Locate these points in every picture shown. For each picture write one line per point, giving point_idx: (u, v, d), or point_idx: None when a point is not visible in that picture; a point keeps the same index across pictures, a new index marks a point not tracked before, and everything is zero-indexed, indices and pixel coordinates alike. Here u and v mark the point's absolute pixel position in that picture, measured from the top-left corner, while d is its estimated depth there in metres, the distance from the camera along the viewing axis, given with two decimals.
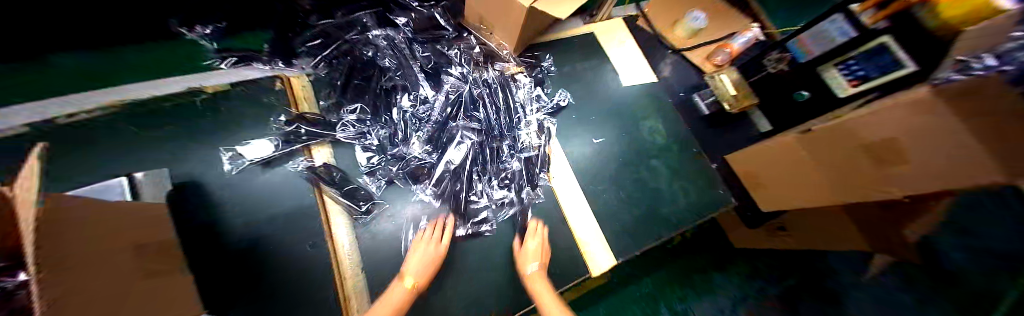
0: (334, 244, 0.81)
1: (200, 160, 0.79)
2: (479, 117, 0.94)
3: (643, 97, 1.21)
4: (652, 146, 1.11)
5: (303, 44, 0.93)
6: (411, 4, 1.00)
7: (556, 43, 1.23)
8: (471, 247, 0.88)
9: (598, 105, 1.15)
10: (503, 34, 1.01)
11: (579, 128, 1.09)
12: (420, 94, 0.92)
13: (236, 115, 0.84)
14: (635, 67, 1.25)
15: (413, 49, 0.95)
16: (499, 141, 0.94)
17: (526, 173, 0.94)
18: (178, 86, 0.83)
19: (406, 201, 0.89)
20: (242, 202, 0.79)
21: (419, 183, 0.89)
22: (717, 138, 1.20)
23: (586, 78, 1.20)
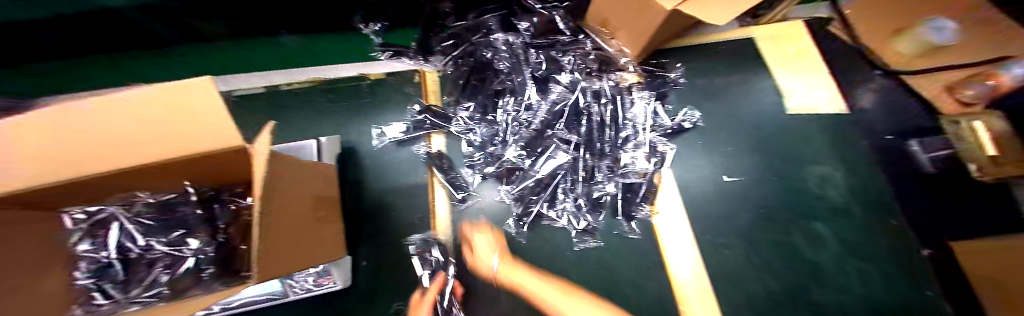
0: (436, 223, 0.92)
1: (355, 133, 0.99)
2: (581, 129, 0.86)
3: (811, 133, 0.90)
4: (818, 202, 0.82)
5: (440, 43, 1.04)
6: (536, 7, 1.00)
7: (691, 50, 1.02)
8: (549, 263, 0.81)
9: (738, 135, 0.91)
10: (626, 38, 0.91)
11: (705, 160, 0.88)
12: (524, 100, 0.90)
13: (384, 98, 1.02)
14: (805, 93, 0.95)
15: (527, 53, 0.94)
16: (597, 160, 0.84)
17: (624, 202, 0.83)
18: (352, 71, 1.06)
19: (495, 199, 0.91)
20: (375, 171, 0.96)
21: (506, 182, 0.88)
22: (945, 207, 0.80)
23: (726, 95, 0.97)
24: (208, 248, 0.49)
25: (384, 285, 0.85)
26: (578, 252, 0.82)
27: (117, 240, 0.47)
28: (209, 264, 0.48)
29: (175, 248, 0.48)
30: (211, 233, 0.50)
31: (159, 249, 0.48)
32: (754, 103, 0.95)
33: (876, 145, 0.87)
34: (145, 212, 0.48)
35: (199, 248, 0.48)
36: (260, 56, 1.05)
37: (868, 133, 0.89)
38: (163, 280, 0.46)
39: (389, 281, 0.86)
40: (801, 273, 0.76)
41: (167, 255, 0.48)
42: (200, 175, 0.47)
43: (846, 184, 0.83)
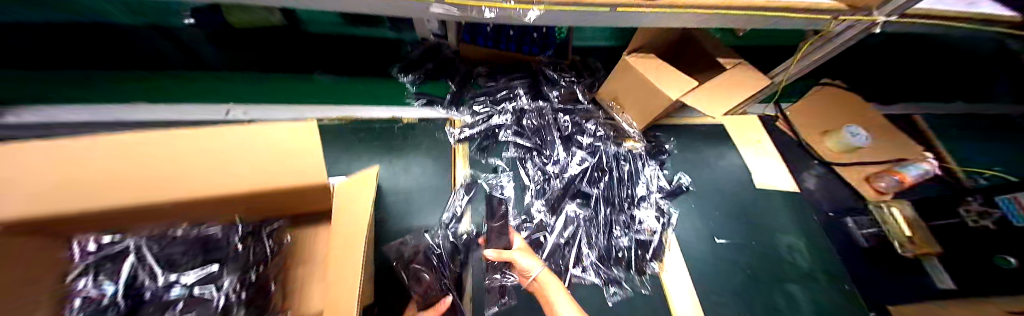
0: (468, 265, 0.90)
1: (386, 170, 1.03)
2: (600, 185, 0.99)
3: (776, 206, 1.10)
4: (791, 266, 0.97)
5: (472, 97, 1.19)
6: (557, 79, 1.19)
7: (678, 127, 1.26)
8: None
9: (722, 201, 1.09)
10: (635, 113, 1.10)
11: (700, 222, 1.04)
12: (552, 157, 1.05)
13: (415, 142, 1.10)
14: (767, 171, 1.17)
15: (556, 116, 1.12)
16: (616, 214, 0.96)
17: (635, 259, 0.92)
18: (390, 111, 1.14)
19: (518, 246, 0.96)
20: (400, 211, 0.97)
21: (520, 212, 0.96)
22: (885, 275, 0.98)
23: (709, 165, 1.17)
24: (238, 287, 0.50)
25: None
26: (612, 299, 0.87)
27: (134, 271, 0.47)
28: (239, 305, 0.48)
29: (204, 284, 0.48)
30: (237, 275, 0.51)
31: (181, 289, 0.47)
32: (735, 175, 1.16)
33: (824, 221, 1.08)
34: (171, 243, 0.51)
35: (225, 293, 0.48)
36: (293, 89, 1.12)
37: (817, 210, 1.10)
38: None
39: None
40: None
41: (186, 294, 0.47)
42: (261, 186, 0.47)
43: (808, 250, 1.01)
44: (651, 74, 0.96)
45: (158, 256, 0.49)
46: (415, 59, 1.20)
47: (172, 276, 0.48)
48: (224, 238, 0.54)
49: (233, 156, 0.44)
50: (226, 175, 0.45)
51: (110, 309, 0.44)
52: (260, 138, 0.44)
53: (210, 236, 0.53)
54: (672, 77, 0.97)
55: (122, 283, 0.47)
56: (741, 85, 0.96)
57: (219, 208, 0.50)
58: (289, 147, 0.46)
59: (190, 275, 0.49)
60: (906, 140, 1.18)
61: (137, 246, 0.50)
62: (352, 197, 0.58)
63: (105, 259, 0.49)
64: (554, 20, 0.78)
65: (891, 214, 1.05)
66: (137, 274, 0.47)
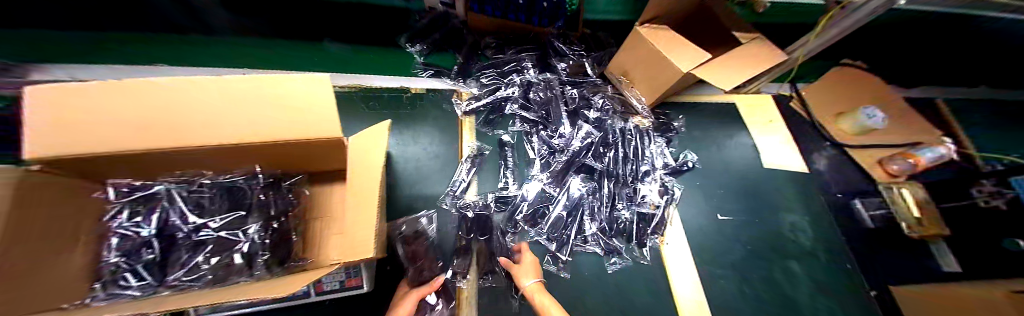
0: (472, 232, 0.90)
1: (395, 138, 1.05)
2: (605, 160, 1.00)
3: (782, 185, 1.09)
4: (793, 245, 0.98)
5: (480, 69, 1.18)
6: (565, 52, 1.18)
7: (688, 105, 1.24)
8: (560, 265, 0.89)
9: (728, 179, 1.09)
10: (644, 89, 1.08)
11: (704, 199, 1.04)
12: (558, 131, 1.05)
13: (423, 112, 1.12)
14: (776, 152, 1.16)
15: (563, 89, 1.12)
16: (620, 188, 0.97)
17: (637, 232, 0.93)
18: (398, 82, 1.15)
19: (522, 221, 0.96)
20: (408, 176, 1.00)
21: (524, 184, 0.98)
22: (888, 257, 0.98)
23: (717, 143, 1.16)
24: (260, 235, 0.53)
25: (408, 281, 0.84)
26: (612, 269, 0.89)
27: (168, 213, 0.52)
28: (263, 251, 0.53)
29: (229, 231, 0.52)
30: (262, 221, 0.54)
31: (211, 232, 0.52)
32: (743, 155, 1.14)
33: (831, 202, 1.07)
34: (199, 190, 0.55)
35: (251, 238, 0.52)
36: (304, 57, 1.14)
37: (824, 191, 1.09)
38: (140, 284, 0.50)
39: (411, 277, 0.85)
40: (779, 301, 0.89)
41: (214, 236, 0.51)
42: (279, 137, 0.49)
43: (810, 228, 1.02)
44: (664, 46, 0.94)
45: (187, 200, 0.53)
46: (423, 28, 1.18)
47: (202, 219, 0.52)
48: (248, 187, 0.57)
49: (255, 106, 0.47)
50: (249, 123, 0.47)
51: (153, 248, 0.51)
52: (280, 89, 0.47)
53: (234, 186, 0.56)
54: (686, 49, 0.94)
55: (155, 223, 0.51)
56: (753, 61, 0.94)
57: (242, 155, 0.53)
58: (306, 98, 0.49)
59: (216, 220, 0.52)
60: (926, 123, 1.15)
61: (168, 192, 0.54)
62: (366, 155, 0.63)
63: (138, 202, 0.53)
64: None
65: (902, 196, 1.04)
66: (170, 216, 0.52)
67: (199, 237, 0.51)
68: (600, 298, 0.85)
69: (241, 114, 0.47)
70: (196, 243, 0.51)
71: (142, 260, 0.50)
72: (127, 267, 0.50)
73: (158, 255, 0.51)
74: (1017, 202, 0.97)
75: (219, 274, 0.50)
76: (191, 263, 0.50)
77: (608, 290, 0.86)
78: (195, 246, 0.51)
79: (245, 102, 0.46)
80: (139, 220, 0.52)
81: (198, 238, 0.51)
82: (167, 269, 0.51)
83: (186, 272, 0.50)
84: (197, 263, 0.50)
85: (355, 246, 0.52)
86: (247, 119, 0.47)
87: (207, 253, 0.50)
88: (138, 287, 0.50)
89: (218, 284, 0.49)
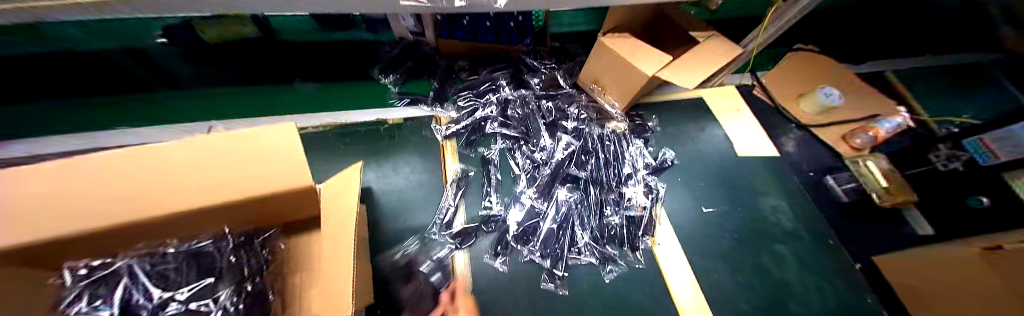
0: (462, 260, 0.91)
1: (375, 172, 1.03)
2: (587, 167, 1.01)
3: (759, 170, 1.13)
4: (777, 229, 1.01)
5: (455, 92, 1.19)
6: (537, 67, 1.21)
7: (662, 104, 1.28)
8: (555, 281, 0.87)
9: (708, 172, 1.12)
10: (616, 94, 1.12)
11: (687, 195, 1.06)
12: (539, 144, 1.06)
13: (402, 141, 1.10)
14: (748, 139, 1.20)
15: (539, 103, 1.14)
16: (605, 194, 0.98)
17: (628, 236, 0.94)
18: (373, 114, 1.14)
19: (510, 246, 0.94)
20: (393, 210, 0.98)
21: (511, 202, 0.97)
22: (866, 228, 1.02)
23: (693, 138, 1.20)
24: (233, 302, 0.49)
25: None
26: (608, 277, 0.89)
27: (125, 293, 0.44)
28: None
29: (197, 304, 0.45)
30: (233, 286, 0.50)
31: (174, 307, 0.44)
32: (719, 147, 1.18)
33: (805, 180, 1.12)
34: (162, 262, 0.49)
35: (222, 306, 0.47)
36: (274, 101, 1.11)
37: (798, 171, 1.14)
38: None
39: None
40: (771, 286, 0.91)
41: (181, 311, 0.44)
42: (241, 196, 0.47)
43: (791, 209, 1.05)
44: (626, 52, 0.97)
45: (149, 274, 0.46)
46: (394, 59, 1.19)
47: (165, 294, 0.45)
48: (222, 251, 0.53)
49: (220, 162, 0.47)
50: (214, 181, 0.46)
51: None
52: (245, 142, 0.48)
53: (206, 251, 0.51)
54: (649, 54, 0.98)
55: (107, 308, 0.43)
56: (712, 55, 0.99)
57: (203, 219, 0.50)
58: (275, 149, 0.49)
59: (182, 293, 0.46)
60: (878, 97, 1.23)
61: (127, 267, 0.47)
62: (341, 193, 0.64)
63: (97, 283, 0.46)
64: (522, 6, 0.79)
65: (868, 167, 1.10)
66: (126, 296, 0.44)
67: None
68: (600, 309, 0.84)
69: (209, 171, 0.46)
70: None
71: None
72: None
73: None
74: (974, 163, 1.05)
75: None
76: None
77: (606, 299, 0.85)
78: None
79: (210, 161, 0.47)
80: (98, 304, 0.43)
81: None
82: None
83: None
84: None
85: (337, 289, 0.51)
86: (207, 177, 0.46)
87: None
88: None
89: None
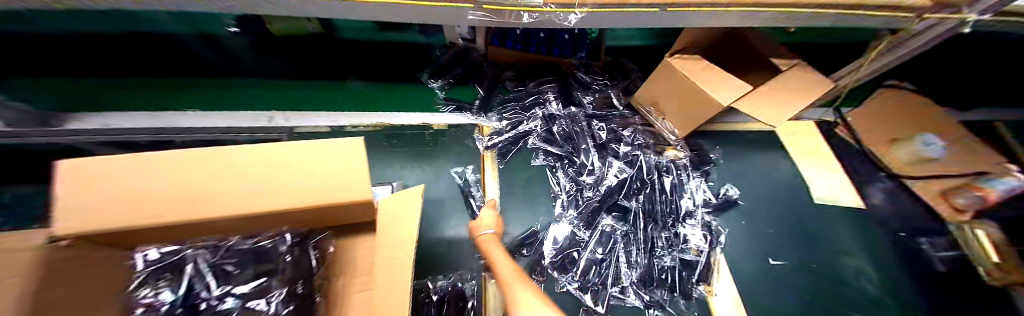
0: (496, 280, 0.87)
1: (416, 178, 1.02)
2: (638, 198, 0.94)
3: (836, 222, 1.00)
4: (855, 292, 0.88)
5: (501, 103, 1.15)
6: (590, 83, 1.16)
7: (722, 134, 1.17)
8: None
9: (773, 217, 1.00)
10: (678, 121, 1.04)
11: (748, 239, 0.95)
12: (587, 166, 1.00)
13: (444, 148, 1.09)
14: (823, 184, 1.07)
15: (591, 124, 1.08)
16: (658, 230, 0.90)
17: (680, 280, 0.85)
18: (419, 117, 1.13)
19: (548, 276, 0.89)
20: (429, 218, 0.96)
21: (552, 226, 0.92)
22: (968, 307, 0.87)
23: (757, 175, 1.09)
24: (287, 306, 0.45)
25: None
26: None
27: (189, 285, 0.43)
28: None
29: (255, 306, 0.43)
30: (287, 289, 0.46)
31: (234, 307, 0.42)
32: (789, 191, 1.05)
33: (892, 240, 0.97)
34: (223, 255, 0.46)
35: (274, 310, 0.43)
36: (327, 96, 1.13)
37: (884, 229, 0.99)
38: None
39: None
40: None
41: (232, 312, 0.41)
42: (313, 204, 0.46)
43: (876, 274, 0.91)
44: (698, 78, 0.89)
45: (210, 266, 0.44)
46: (445, 64, 1.17)
47: (227, 292, 0.43)
48: (279, 247, 0.49)
49: (294, 169, 0.46)
50: (258, 184, 0.46)
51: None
52: (317, 154, 0.46)
53: (263, 246, 0.48)
54: (723, 81, 0.89)
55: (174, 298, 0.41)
56: (795, 92, 0.88)
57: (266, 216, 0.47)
58: (345, 163, 0.47)
59: (240, 291, 0.43)
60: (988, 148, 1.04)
61: (192, 256, 0.45)
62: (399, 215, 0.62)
63: (163, 269, 0.45)
64: (597, 25, 0.73)
65: (976, 236, 0.94)
66: (191, 288, 0.43)
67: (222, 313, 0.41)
68: None
69: (283, 178, 0.46)
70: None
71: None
72: None
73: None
74: None
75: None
76: None
77: None
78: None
79: (285, 169, 0.46)
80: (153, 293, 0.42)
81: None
82: None
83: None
84: None
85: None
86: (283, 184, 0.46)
87: None
88: None
89: None
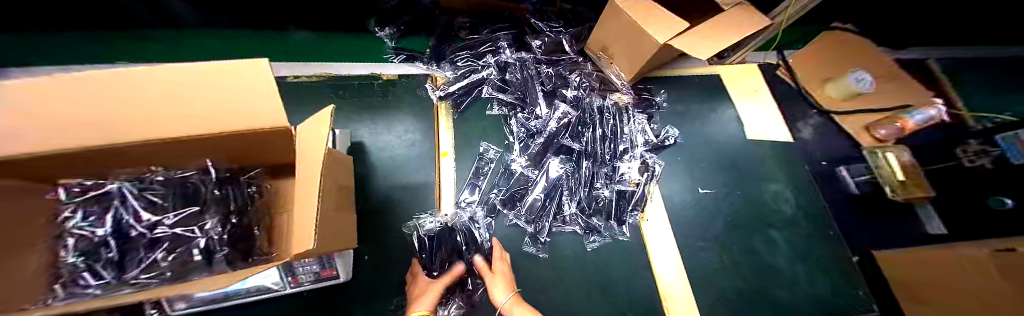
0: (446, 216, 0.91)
1: (368, 128, 1.02)
2: (583, 139, 0.98)
3: (767, 156, 1.08)
4: (775, 214, 0.98)
5: (454, 52, 1.14)
6: (541, 28, 1.15)
7: (673, 79, 1.20)
8: (539, 244, 0.89)
9: (711, 154, 1.07)
10: (625, 65, 1.04)
11: (685, 174, 1.03)
12: (535, 112, 1.02)
13: (396, 99, 1.08)
14: (761, 122, 1.13)
15: (538, 68, 1.09)
16: (598, 167, 0.96)
17: (616, 208, 0.93)
18: (370, 69, 1.12)
19: (499, 214, 0.93)
20: (382, 165, 0.97)
21: (503, 167, 0.98)
22: (867, 222, 0.99)
23: (701, 116, 1.14)
24: (216, 229, 0.53)
25: (389, 271, 0.83)
26: (592, 247, 0.90)
27: (120, 213, 0.50)
28: (222, 246, 0.52)
29: (185, 229, 0.51)
30: (219, 216, 0.54)
31: (167, 229, 0.51)
32: (728, 130, 1.12)
33: (815, 171, 1.06)
34: (151, 187, 0.52)
35: (207, 231, 0.52)
36: (272, 48, 1.08)
37: (808, 159, 1.08)
38: (103, 283, 0.47)
39: (394, 264, 0.85)
40: (755, 270, 0.89)
41: (171, 232, 0.51)
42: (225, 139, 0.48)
43: (793, 198, 1.01)
44: (637, 17, 0.88)
45: (140, 197, 0.51)
46: (392, 11, 1.12)
47: (157, 219, 0.51)
48: (210, 183, 0.56)
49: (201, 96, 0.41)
50: (201, 114, 0.42)
51: (108, 243, 0.49)
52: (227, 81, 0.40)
53: (191, 180, 0.55)
54: (662, 20, 0.89)
55: (110, 222, 0.49)
56: (731, 28, 0.90)
57: (189, 155, 0.52)
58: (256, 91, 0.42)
59: (171, 218, 0.51)
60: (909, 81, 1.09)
61: (119, 189, 0.51)
62: (311, 139, 0.52)
63: (92, 202, 0.50)
64: None
65: (886, 159, 1.01)
66: (129, 214, 0.50)
67: (154, 233, 0.50)
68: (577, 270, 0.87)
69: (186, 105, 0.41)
70: (156, 240, 0.50)
71: (100, 258, 0.48)
72: (85, 265, 0.47)
73: (114, 253, 0.48)
74: None
75: (179, 270, 0.49)
76: (147, 258, 0.49)
77: (586, 268, 0.87)
78: (150, 245, 0.50)
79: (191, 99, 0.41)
80: (95, 220, 0.49)
81: (155, 234, 0.50)
82: (125, 268, 0.48)
83: (145, 269, 0.48)
84: (156, 260, 0.49)
85: (302, 243, 0.44)
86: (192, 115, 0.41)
87: (165, 249, 0.49)
88: (101, 284, 0.47)
89: (177, 277, 0.48)
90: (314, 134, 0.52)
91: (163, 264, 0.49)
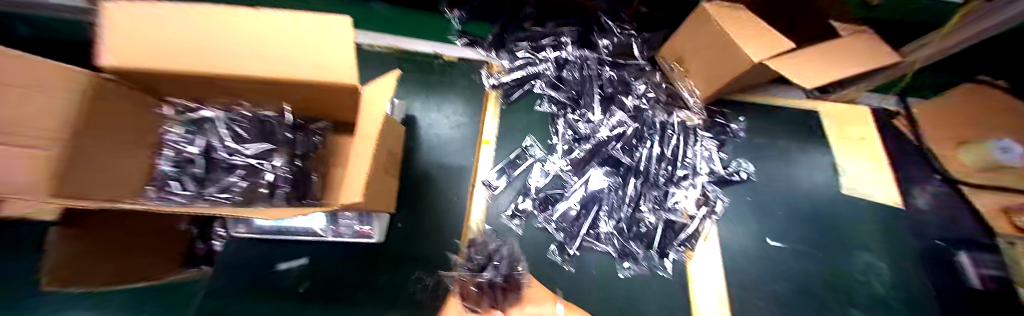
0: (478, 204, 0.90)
1: (421, 104, 1.04)
2: (637, 155, 0.90)
3: (859, 217, 0.90)
4: (858, 287, 0.81)
5: (514, 41, 1.08)
6: (611, 27, 1.05)
7: (754, 107, 1.05)
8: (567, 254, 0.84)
9: (786, 200, 0.92)
10: (701, 80, 0.93)
11: (748, 216, 0.89)
12: (589, 116, 0.96)
13: (452, 79, 1.09)
14: (860, 177, 0.94)
15: (600, 70, 1.02)
16: (649, 189, 0.87)
17: (663, 238, 0.84)
18: (433, 46, 1.13)
19: (529, 214, 0.88)
20: (426, 141, 0.98)
21: (543, 167, 0.93)
22: None
23: (781, 155, 0.98)
24: (280, 168, 0.55)
25: (413, 244, 0.84)
26: (626, 273, 0.82)
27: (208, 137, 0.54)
28: (283, 184, 0.54)
29: (257, 162, 0.54)
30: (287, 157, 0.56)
31: (242, 158, 0.54)
32: (813, 177, 0.95)
33: (923, 249, 0.86)
34: (236, 119, 0.55)
35: (274, 168, 0.54)
36: None
37: (917, 233, 0.88)
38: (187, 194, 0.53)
39: (421, 239, 0.85)
40: None
41: (246, 163, 0.54)
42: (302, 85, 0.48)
43: (887, 274, 0.83)
44: (731, 28, 0.76)
45: (224, 126, 0.55)
46: None
47: (234, 149, 0.54)
48: (284, 124, 0.57)
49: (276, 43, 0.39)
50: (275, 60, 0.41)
51: (196, 161, 0.54)
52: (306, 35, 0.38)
53: (266, 120, 0.56)
54: (761, 35, 0.75)
55: (200, 143, 0.54)
56: (846, 59, 0.75)
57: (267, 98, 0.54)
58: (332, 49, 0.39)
59: (247, 151, 0.55)
60: None
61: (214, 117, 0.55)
62: (377, 99, 0.52)
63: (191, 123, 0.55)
64: None
65: None
66: (216, 140, 0.55)
67: (231, 161, 0.54)
68: (602, 292, 0.81)
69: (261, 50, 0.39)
70: (231, 167, 0.54)
71: (187, 173, 0.53)
72: (174, 176, 0.53)
73: (197, 171, 0.53)
74: None
75: (247, 197, 0.52)
76: (221, 181, 0.53)
77: (613, 292, 0.81)
78: (226, 170, 0.54)
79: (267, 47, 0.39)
80: (189, 138, 0.54)
81: (231, 162, 0.54)
82: (204, 186, 0.53)
83: (219, 190, 0.52)
84: (228, 185, 0.52)
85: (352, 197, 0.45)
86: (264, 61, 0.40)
87: (237, 176, 0.53)
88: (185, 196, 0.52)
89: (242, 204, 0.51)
90: (379, 94, 0.52)
91: (232, 190, 0.52)
